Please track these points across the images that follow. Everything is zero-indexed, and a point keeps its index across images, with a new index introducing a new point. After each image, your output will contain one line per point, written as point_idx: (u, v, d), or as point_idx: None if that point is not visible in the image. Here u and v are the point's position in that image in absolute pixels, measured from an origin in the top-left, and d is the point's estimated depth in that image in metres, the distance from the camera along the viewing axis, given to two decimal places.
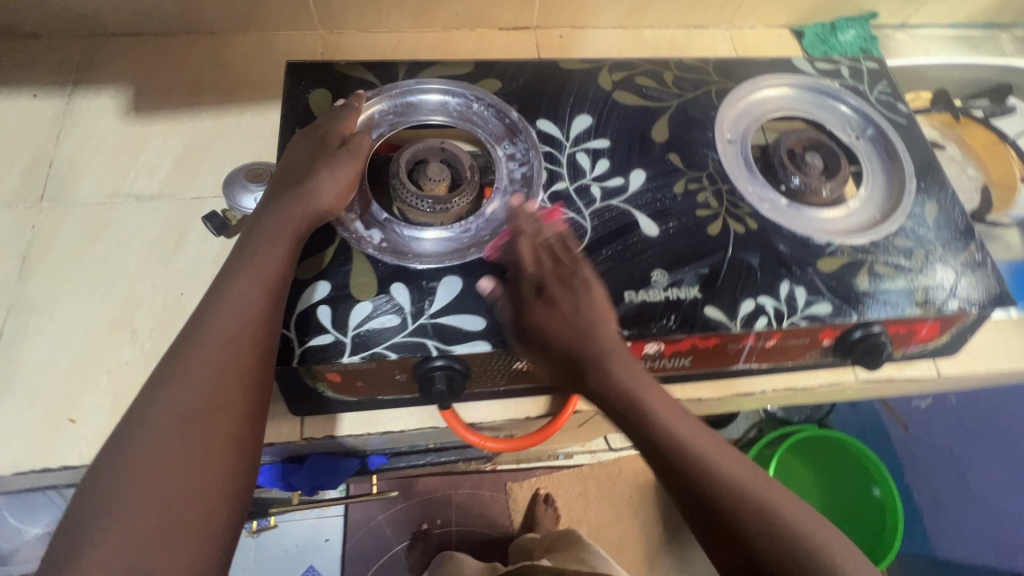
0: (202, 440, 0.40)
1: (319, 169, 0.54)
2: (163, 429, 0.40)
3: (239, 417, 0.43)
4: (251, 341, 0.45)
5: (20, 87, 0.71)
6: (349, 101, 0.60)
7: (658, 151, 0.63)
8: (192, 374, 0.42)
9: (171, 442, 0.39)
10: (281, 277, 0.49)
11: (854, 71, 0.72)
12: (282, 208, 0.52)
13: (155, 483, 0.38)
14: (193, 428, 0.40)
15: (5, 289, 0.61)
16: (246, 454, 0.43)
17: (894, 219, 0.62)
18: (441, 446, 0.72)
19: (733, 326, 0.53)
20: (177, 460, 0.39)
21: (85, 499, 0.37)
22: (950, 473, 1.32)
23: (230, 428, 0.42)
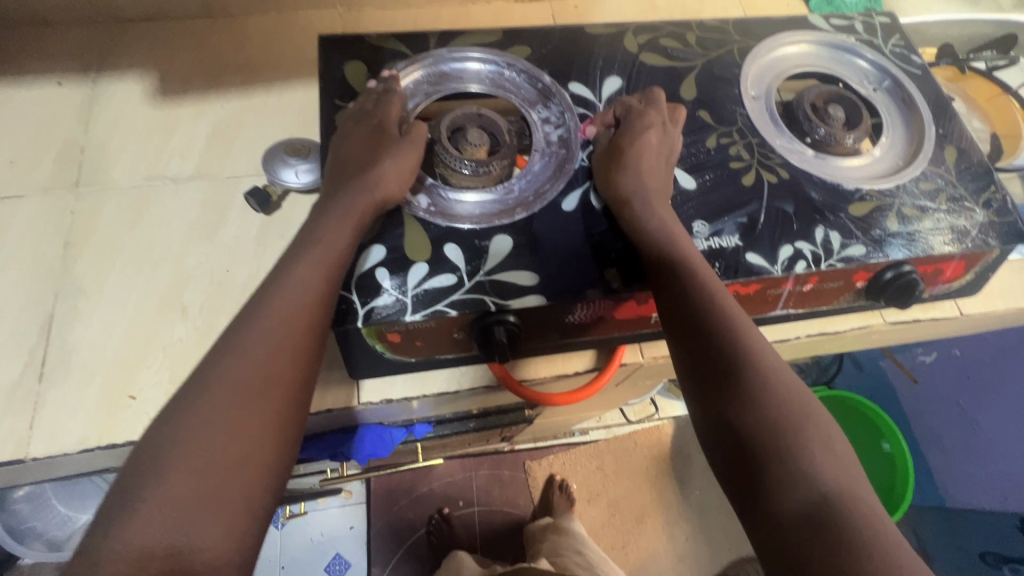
0: (270, 394, 0.42)
1: (383, 151, 0.55)
2: (239, 383, 0.41)
3: (298, 373, 0.44)
4: (319, 300, 0.46)
5: (46, 76, 0.71)
6: (387, 74, 0.61)
7: (688, 109, 0.64)
8: (268, 332, 0.44)
9: (238, 395, 0.41)
10: (341, 240, 0.50)
11: (868, 26, 0.74)
12: (354, 189, 0.53)
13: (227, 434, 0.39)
14: (259, 382, 0.42)
15: (51, 273, 0.61)
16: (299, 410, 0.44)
17: (917, 163, 0.64)
18: (483, 412, 0.73)
19: (774, 270, 0.55)
20: (244, 414, 0.40)
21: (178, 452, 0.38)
22: (958, 424, 1.37)
23: (293, 382, 0.43)
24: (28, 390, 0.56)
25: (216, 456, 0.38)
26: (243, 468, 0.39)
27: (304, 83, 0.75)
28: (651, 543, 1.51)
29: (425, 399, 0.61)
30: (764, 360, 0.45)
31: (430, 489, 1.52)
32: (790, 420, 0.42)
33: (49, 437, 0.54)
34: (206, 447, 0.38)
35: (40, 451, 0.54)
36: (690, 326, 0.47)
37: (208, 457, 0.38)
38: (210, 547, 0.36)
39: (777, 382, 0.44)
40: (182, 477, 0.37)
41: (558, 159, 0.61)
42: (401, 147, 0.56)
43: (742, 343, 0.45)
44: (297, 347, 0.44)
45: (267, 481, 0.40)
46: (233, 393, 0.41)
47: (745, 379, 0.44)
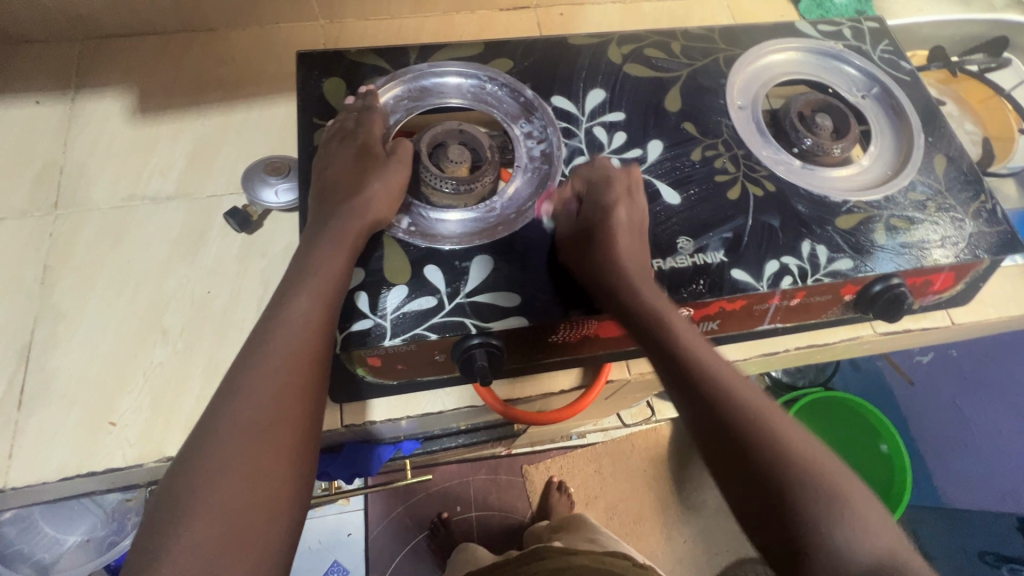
0: (277, 433, 0.41)
1: (368, 173, 0.55)
2: (239, 423, 0.41)
3: (310, 410, 0.43)
4: (290, 329, 0.45)
5: (23, 95, 0.70)
6: (366, 91, 0.60)
7: (673, 121, 0.64)
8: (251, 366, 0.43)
9: (247, 438, 0.40)
10: (317, 264, 0.49)
11: (856, 31, 0.73)
12: (341, 214, 0.53)
13: (235, 480, 0.39)
14: (267, 424, 0.41)
15: (29, 298, 0.60)
16: (314, 449, 0.43)
17: (905, 173, 0.63)
18: (471, 427, 0.73)
19: (760, 287, 0.55)
20: (254, 457, 0.40)
21: (167, 494, 0.38)
22: (953, 425, 1.36)
23: (301, 419, 0.43)
24: (8, 418, 0.55)
25: (227, 503, 0.38)
26: (248, 512, 0.38)
27: (284, 98, 0.74)
28: (649, 547, 1.51)
29: (411, 419, 0.60)
30: (785, 441, 0.44)
31: (427, 495, 1.51)
32: (818, 494, 0.41)
33: (29, 466, 0.54)
34: (215, 493, 0.38)
35: (19, 480, 0.53)
36: (706, 424, 0.45)
37: (220, 505, 0.38)
38: None
39: (804, 462, 0.43)
40: (190, 525, 0.37)
41: (540, 175, 0.60)
42: (382, 168, 0.55)
43: (763, 428, 0.44)
44: (303, 384, 0.43)
45: (280, 523, 0.39)
46: (215, 431, 0.40)
47: (779, 471, 0.42)
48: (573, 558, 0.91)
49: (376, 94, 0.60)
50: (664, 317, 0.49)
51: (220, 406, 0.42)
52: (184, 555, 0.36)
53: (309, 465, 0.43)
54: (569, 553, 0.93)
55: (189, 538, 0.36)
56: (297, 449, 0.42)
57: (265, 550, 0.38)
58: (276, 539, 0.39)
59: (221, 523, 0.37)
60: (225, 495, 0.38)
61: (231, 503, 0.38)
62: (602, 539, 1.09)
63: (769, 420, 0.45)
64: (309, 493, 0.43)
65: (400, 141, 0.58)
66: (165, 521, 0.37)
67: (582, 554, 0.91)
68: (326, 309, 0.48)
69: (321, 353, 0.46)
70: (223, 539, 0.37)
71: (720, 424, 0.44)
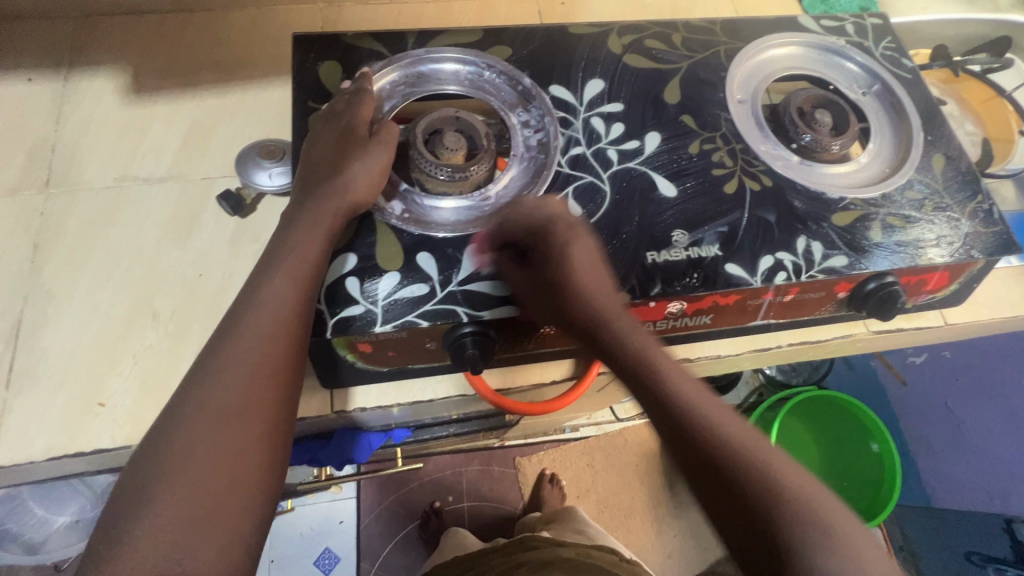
0: (250, 417, 0.41)
1: (358, 154, 0.54)
2: (212, 405, 0.41)
3: (283, 394, 0.43)
4: (279, 314, 0.45)
5: (15, 72, 0.70)
6: (359, 80, 0.59)
7: (671, 113, 0.63)
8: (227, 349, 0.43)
9: (218, 421, 0.40)
10: (310, 248, 0.49)
11: (859, 27, 0.72)
12: (329, 197, 0.52)
13: (206, 462, 0.39)
14: (239, 407, 0.41)
15: (19, 277, 0.60)
16: (288, 433, 0.43)
17: (903, 171, 0.63)
18: (463, 417, 0.73)
19: (754, 282, 0.54)
20: (226, 440, 0.40)
21: (138, 474, 0.38)
22: (946, 425, 1.38)
23: (276, 403, 0.43)
24: None
25: (198, 486, 0.38)
26: (221, 495, 0.38)
27: (281, 81, 0.73)
28: (639, 540, 1.52)
29: (402, 407, 0.60)
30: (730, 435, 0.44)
31: (420, 484, 1.52)
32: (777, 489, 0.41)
33: (16, 445, 0.54)
34: (186, 475, 0.38)
35: (7, 459, 0.53)
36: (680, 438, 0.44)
37: (190, 487, 0.38)
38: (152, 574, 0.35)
39: (804, 496, 0.41)
40: (160, 506, 0.37)
41: (536, 164, 0.60)
42: (368, 151, 0.55)
43: (714, 431, 0.44)
44: (279, 368, 0.44)
45: (253, 507, 0.40)
46: (189, 412, 0.40)
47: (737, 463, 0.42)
48: (561, 549, 0.91)
49: (370, 80, 0.60)
50: (647, 358, 0.48)
51: (196, 387, 0.41)
52: (154, 537, 0.36)
53: (283, 449, 0.43)
54: (558, 544, 0.94)
55: (158, 519, 0.36)
56: (269, 434, 0.42)
57: (237, 532, 0.38)
58: (248, 527, 0.39)
59: (192, 504, 0.37)
60: (196, 478, 0.38)
61: (202, 486, 0.38)
62: (593, 534, 1.10)
63: (736, 434, 0.44)
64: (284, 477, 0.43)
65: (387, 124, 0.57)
66: (135, 501, 0.37)
67: (569, 547, 0.93)
68: (312, 294, 0.48)
69: (298, 338, 0.45)
70: (193, 521, 0.37)
71: (690, 445, 0.44)
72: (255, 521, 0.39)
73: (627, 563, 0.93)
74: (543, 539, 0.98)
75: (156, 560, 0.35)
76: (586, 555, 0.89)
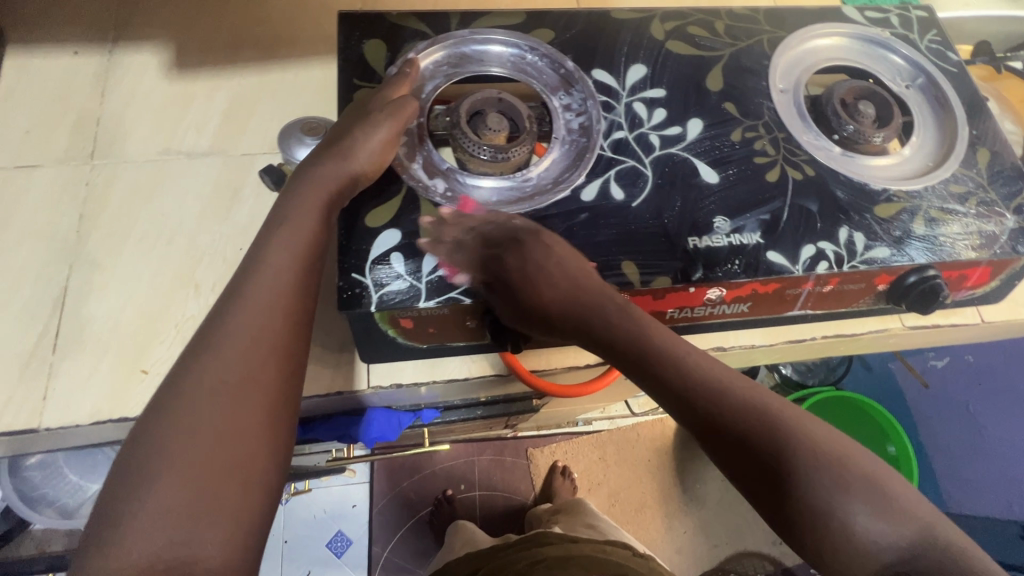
0: (258, 387, 0.40)
1: (373, 125, 0.53)
2: (215, 382, 0.39)
3: (283, 371, 0.42)
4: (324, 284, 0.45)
5: (61, 44, 0.70)
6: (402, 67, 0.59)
7: (713, 101, 0.63)
8: (245, 322, 0.42)
9: (216, 398, 0.39)
10: None
11: (904, 20, 0.71)
12: (342, 167, 0.51)
13: (205, 442, 0.37)
14: (239, 384, 0.40)
15: (64, 246, 0.61)
16: (291, 411, 0.42)
17: (948, 165, 0.62)
18: (491, 400, 0.73)
19: (795, 270, 0.54)
20: (233, 407, 0.39)
21: (141, 452, 0.37)
22: (968, 430, 1.37)
23: (278, 380, 0.41)
24: (42, 361, 0.56)
25: (202, 467, 0.37)
26: (227, 475, 0.37)
27: (321, 61, 0.73)
28: (649, 536, 1.51)
29: (435, 385, 0.61)
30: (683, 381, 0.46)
31: (433, 471, 1.53)
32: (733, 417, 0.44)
33: (62, 409, 0.55)
34: (186, 455, 0.37)
35: (53, 422, 0.54)
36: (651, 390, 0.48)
37: (193, 468, 0.37)
38: (178, 531, 0.35)
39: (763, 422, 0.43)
40: (160, 488, 0.35)
41: (578, 147, 0.60)
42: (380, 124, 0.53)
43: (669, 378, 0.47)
44: (286, 345, 0.42)
45: (263, 474, 0.39)
46: (191, 388, 0.39)
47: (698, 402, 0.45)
48: (574, 546, 0.91)
49: (415, 68, 0.59)
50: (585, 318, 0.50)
51: (211, 362, 0.40)
52: (160, 514, 0.35)
53: (285, 428, 0.41)
54: (574, 542, 0.94)
55: (161, 500, 0.35)
56: (271, 412, 0.40)
57: (247, 513, 0.37)
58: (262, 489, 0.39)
59: (194, 486, 0.36)
60: (198, 458, 0.37)
61: (204, 465, 0.37)
62: (605, 528, 1.09)
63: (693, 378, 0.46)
64: (286, 455, 0.42)
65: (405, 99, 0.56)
66: (135, 483, 0.36)
67: (584, 543, 0.93)
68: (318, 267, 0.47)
69: (299, 315, 0.44)
70: (198, 503, 0.36)
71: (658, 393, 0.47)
72: (266, 497, 0.39)
73: (642, 559, 0.93)
74: (556, 535, 0.98)
75: (177, 521, 0.35)
76: (600, 552, 0.89)
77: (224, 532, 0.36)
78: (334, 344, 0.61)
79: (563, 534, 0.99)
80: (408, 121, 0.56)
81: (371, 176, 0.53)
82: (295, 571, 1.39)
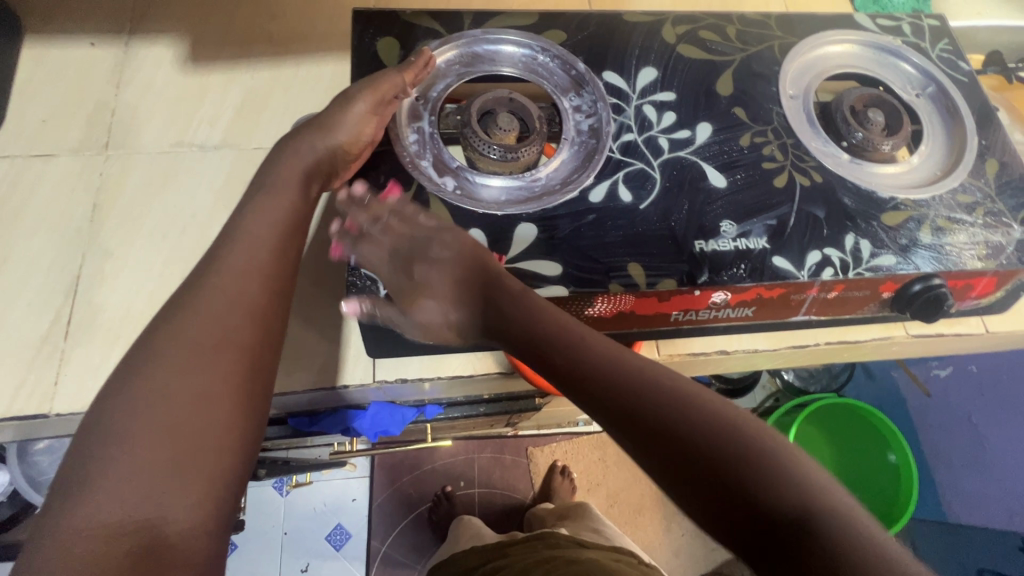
0: (238, 359, 0.40)
1: (351, 100, 0.54)
2: (187, 344, 0.39)
3: (258, 335, 0.41)
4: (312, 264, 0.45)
5: (78, 35, 0.71)
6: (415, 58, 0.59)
7: (723, 105, 0.63)
8: (228, 293, 0.41)
9: (189, 360, 0.38)
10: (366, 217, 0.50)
11: (916, 28, 0.72)
12: (321, 142, 0.52)
13: (174, 402, 0.37)
14: (213, 346, 0.39)
15: (78, 234, 0.62)
16: (266, 375, 0.41)
17: (956, 174, 0.62)
18: (494, 397, 0.73)
19: (800, 276, 0.54)
20: (211, 378, 0.38)
21: (113, 414, 0.36)
22: (970, 441, 1.36)
23: (254, 345, 0.41)
24: (53, 348, 0.57)
25: (173, 427, 0.36)
26: (198, 436, 0.36)
27: (333, 57, 0.74)
28: (647, 538, 1.51)
29: (439, 381, 0.61)
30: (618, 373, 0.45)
31: (433, 468, 1.53)
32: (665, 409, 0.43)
33: (72, 395, 0.56)
34: (157, 416, 0.36)
35: (63, 407, 0.55)
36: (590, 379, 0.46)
37: (164, 429, 0.36)
38: (154, 499, 0.34)
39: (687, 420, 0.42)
40: (130, 449, 0.35)
41: (587, 149, 0.60)
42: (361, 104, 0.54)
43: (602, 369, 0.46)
44: (265, 317, 0.42)
45: (240, 450, 0.38)
46: (166, 352, 0.38)
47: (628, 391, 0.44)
48: (582, 551, 0.91)
49: (428, 58, 0.59)
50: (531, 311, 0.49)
51: (189, 332, 0.39)
52: (135, 480, 0.34)
53: (260, 391, 0.40)
54: (572, 543, 0.94)
55: (129, 461, 0.34)
56: (245, 374, 0.40)
57: (220, 477, 0.36)
58: (237, 464, 0.37)
59: (164, 446, 0.35)
60: (169, 418, 0.36)
61: (173, 426, 0.36)
62: (602, 530, 1.10)
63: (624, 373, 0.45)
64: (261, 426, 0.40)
65: (395, 82, 0.56)
66: (104, 445, 0.35)
67: (583, 544, 0.93)
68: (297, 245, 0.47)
69: (278, 285, 0.44)
70: (167, 464, 0.35)
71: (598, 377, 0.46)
72: (242, 466, 0.38)
73: (644, 565, 0.94)
74: (557, 535, 0.98)
75: (152, 490, 0.34)
76: (607, 559, 0.88)
77: (205, 501, 0.35)
78: (341, 337, 0.61)
79: (564, 535, 0.99)
80: (388, 94, 0.56)
81: (352, 150, 0.54)
82: (294, 563, 1.40)
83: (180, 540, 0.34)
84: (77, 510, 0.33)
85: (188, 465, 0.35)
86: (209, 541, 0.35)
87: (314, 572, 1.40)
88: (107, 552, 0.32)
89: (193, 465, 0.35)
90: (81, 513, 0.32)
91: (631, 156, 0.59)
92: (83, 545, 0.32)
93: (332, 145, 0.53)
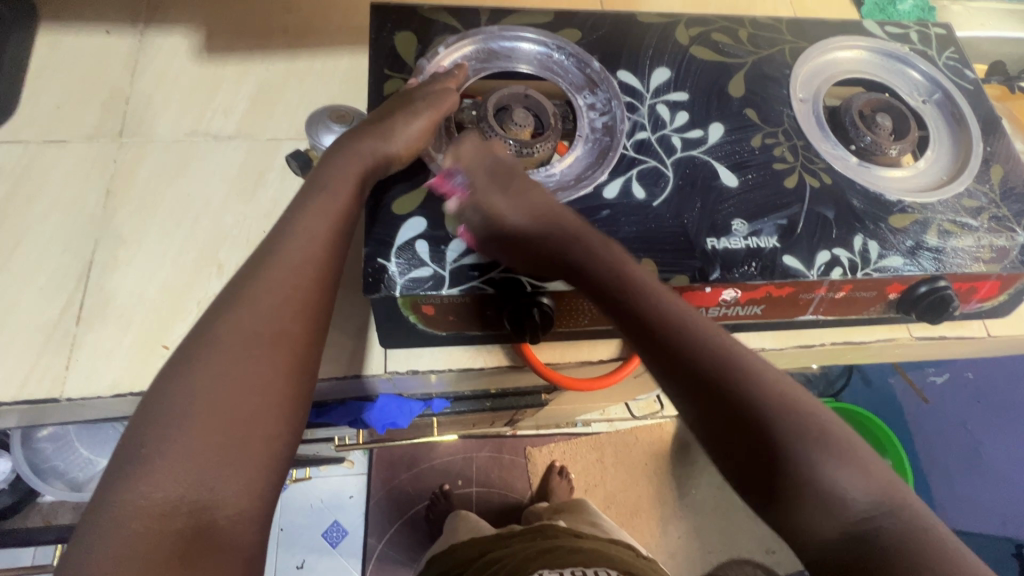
0: (269, 345, 0.39)
1: (388, 107, 0.55)
2: (240, 332, 0.39)
3: (300, 324, 0.41)
4: (335, 253, 0.45)
5: (94, 23, 0.72)
6: (451, 70, 0.60)
7: (735, 107, 0.64)
8: (275, 282, 0.41)
9: (234, 346, 0.38)
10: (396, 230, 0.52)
11: (923, 36, 0.73)
12: (372, 141, 0.51)
13: (226, 388, 0.37)
14: (266, 335, 0.39)
15: (91, 220, 0.62)
16: (312, 362, 0.41)
17: (961, 180, 0.63)
18: (501, 392, 0.74)
19: (810, 274, 0.55)
20: (246, 364, 0.38)
21: (166, 397, 0.36)
22: (965, 447, 1.38)
23: (303, 333, 0.41)
24: (66, 333, 0.57)
25: (223, 413, 0.36)
26: (249, 421, 0.36)
27: (347, 51, 0.74)
28: (644, 539, 1.51)
29: (448, 373, 0.61)
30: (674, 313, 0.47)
31: (431, 466, 1.53)
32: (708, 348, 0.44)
33: (84, 379, 0.56)
34: (193, 401, 0.36)
35: (74, 392, 0.55)
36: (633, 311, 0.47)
37: (215, 414, 0.36)
38: (193, 483, 0.34)
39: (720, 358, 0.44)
40: (168, 432, 0.35)
41: (601, 146, 0.61)
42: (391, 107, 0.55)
43: (643, 303, 0.47)
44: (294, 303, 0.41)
45: (276, 438, 0.37)
46: (217, 338, 0.39)
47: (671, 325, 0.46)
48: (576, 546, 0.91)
49: (460, 68, 0.60)
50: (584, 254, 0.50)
51: (219, 320, 0.39)
52: (174, 464, 0.34)
53: (304, 380, 0.40)
54: (574, 535, 0.94)
55: (167, 445, 0.34)
56: (286, 362, 0.39)
57: (266, 464, 0.36)
58: (272, 452, 0.37)
59: (211, 431, 0.35)
60: (222, 403, 0.36)
61: (223, 411, 0.36)
62: (604, 526, 1.10)
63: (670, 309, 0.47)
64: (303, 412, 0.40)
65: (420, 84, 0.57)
66: (156, 427, 0.35)
67: (586, 540, 0.93)
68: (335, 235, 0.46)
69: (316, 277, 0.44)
70: (212, 447, 0.35)
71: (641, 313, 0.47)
72: (284, 453, 0.38)
73: (644, 561, 0.93)
74: (556, 528, 0.98)
75: (188, 474, 0.34)
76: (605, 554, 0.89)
77: (252, 486, 0.35)
78: (352, 329, 0.61)
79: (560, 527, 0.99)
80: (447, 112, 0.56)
81: (406, 160, 0.54)
82: (290, 560, 1.39)
83: (230, 524, 0.34)
84: (117, 489, 0.33)
85: (222, 450, 0.35)
86: (255, 523, 0.35)
87: (309, 568, 1.39)
88: (147, 533, 0.32)
89: (226, 451, 0.35)
90: (125, 492, 0.33)
91: (646, 154, 0.60)
92: (123, 528, 0.32)
93: (388, 153, 0.52)
